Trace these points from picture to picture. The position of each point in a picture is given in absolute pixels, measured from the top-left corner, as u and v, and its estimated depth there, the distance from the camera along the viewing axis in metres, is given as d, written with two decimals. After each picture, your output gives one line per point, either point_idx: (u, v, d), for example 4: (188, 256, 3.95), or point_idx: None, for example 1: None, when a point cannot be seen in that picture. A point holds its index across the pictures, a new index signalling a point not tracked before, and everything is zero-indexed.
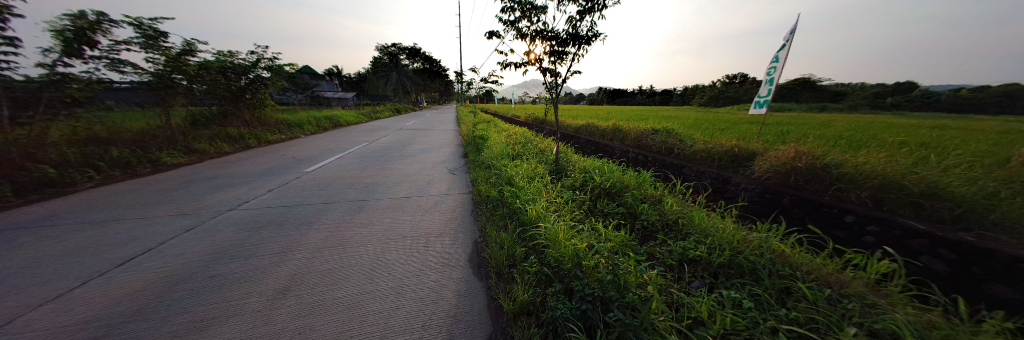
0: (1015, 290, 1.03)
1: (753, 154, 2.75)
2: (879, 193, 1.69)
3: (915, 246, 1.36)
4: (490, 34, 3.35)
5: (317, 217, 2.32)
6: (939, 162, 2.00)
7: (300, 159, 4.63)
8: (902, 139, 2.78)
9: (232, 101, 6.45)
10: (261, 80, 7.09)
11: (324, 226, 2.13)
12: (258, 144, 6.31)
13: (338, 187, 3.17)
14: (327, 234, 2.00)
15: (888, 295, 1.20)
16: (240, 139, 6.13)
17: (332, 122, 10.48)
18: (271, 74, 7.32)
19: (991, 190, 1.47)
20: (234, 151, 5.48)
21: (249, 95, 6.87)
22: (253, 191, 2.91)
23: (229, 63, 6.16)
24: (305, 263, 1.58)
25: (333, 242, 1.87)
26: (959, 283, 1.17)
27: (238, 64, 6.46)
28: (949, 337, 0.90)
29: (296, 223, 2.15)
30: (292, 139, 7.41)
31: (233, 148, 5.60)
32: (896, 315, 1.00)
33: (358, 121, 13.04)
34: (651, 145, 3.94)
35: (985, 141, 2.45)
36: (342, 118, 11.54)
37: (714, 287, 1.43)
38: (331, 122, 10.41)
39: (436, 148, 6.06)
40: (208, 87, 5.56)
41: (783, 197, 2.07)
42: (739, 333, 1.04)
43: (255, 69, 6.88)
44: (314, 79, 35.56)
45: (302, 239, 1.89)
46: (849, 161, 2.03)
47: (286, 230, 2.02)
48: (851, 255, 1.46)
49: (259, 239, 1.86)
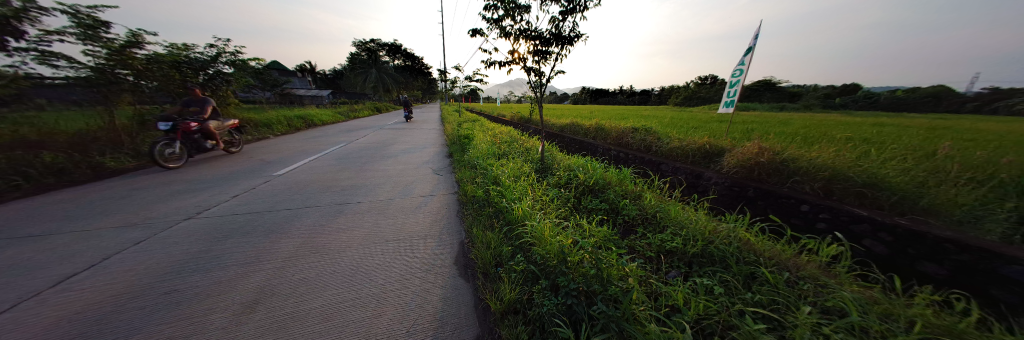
0: (941, 267, 1.21)
1: (722, 150, 2.96)
2: (829, 184, 1.90)
3: (858, 231, 1.55)
4: (472, 32, 3.30)
5: (289, 223, 2.18)
6: (878, 156, 2.26)
7: (269, 161, 4.31)
8: (849, 135, 3.11)
9: (188, 98, 5.87)
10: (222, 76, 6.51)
11: (299, 232, 2.02)
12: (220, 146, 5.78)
13: (315, 192, 2.99)
14: (301, 241, 1.88)
15: (837, 275, 1.35)
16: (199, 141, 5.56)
17: (306, 122, 9.84)
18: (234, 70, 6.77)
19: (918, 181, 1.70)
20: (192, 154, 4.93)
21: (208, 93, 6.29)
22: (215, 197, 2.68)
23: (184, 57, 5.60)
24: (276, 273, 1.48)
25: (310, 249, 1.78)
26: (895, 263, 1.36)
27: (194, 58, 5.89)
28: (885, 311, 1.04)
29: (268, 231, 2.01)
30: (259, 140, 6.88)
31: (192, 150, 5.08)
32: (843, 294, 1.14)
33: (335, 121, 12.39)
34: (631, 143, 4.09)
35: (916, 137, 2.80)
36: (317, 117, 10.88)
37: (688, 275, 1.54)
38: (304, 122, 9.77)
39: (420, 148, 5.90)
40: (160, 83, 5.03)
41: (748, 190, 2.24)
42: (711, 317, 1.13)
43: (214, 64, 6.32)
44: (283, 75, 33.14)
45: (274, 247, 1.77)
46: (804, 155, 2.25)
47: (256, 238, 1.89)
48: (805, 241, 1.64)
49: (224, 249, 1.73)
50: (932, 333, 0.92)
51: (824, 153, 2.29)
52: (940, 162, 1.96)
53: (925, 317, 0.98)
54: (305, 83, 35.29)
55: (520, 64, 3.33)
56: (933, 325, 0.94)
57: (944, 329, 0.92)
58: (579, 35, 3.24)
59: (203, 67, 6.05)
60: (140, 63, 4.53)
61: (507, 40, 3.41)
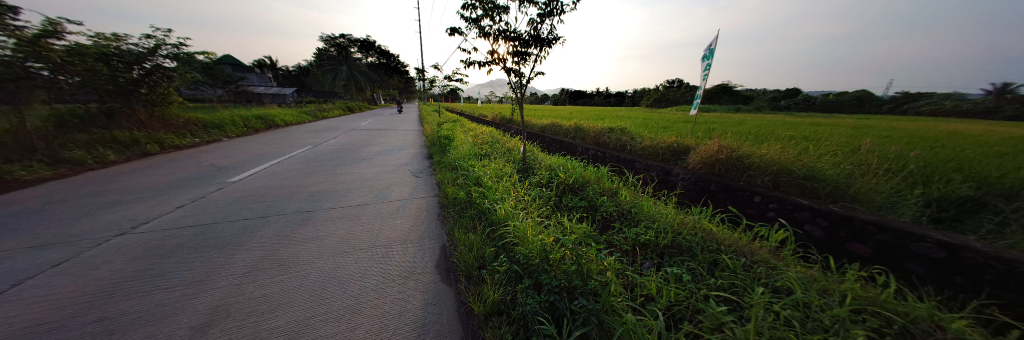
0: (864, 247, 1.45)
1: (687, 148, 3.20)
2: (777, 177, 2.15)
3: (800, 217, 1.78)
4: (451, 31, 3.24)
5: (248, 234, 1.97)
6: (814, 151, 2.61)
7: (222, 166, 3.88)
8: (791, 134, 3.53)
9: (120, 96, 5.08)
10: (162, 71, 5.71)
11: (261, 243, 1.84)
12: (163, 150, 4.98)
13: (279, 199, 2.74)
14: (262, 253, 1.72)
15: (784, 258, 1.54)
16: (134, 144, 4.72)
17: (265, 122, 8.97)
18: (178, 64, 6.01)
19: (845, 174, 1.99)
20: (127, 160, 4.20)
21: (145, 89, 5.49)
22: (156, 208, 2.35)
23: (114, 49, 4.83)
24: (233, 290, 1.33)
25: (273, 262, 1.62)
26: (830, 244, 1.59)
27: (127, 50, 5.08)
28: (820, 287, 1.21)
29: (223, 244, 1.81)
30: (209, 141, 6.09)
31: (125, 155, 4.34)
32: (789, 274, 1.31)
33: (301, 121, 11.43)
34: (607, 142, 4.28)
35: (843, 135, 3.26)
36: (279, 117, 9.96)
37: (660, 265, 1.66)
38: (263, 122, 8.90)
39: (396, 149, 5.65)
40: (83, 78, 4.36)
41: (710, 184, 2.44)
42: (680, 303, 1.24)
43: (153, 57, 5.52)
44: (236, 71, 29.92)
45: (231, 262, 1.59)
46: (755, 152, 2.51)
47: (208, 253, 1.69)
48: (758, 229, 1.85)
49: (169, 266, 1.52)
50: (861, 303, 1.12)
51: (772, 149, 2.58)
52: (862, 156, 2.31)
53: (853, 290, 1.17)
54: (263, 79, 32.28)
55: (500, 64, 3.33)
56: (860, 297, 1.14)
57: (870, 300, 1.12)
58: (557, 38, 3.32)
59: (139, 61, 5.25)
60: (59, 56, 3.95)
61: (486, 40, 3.40)
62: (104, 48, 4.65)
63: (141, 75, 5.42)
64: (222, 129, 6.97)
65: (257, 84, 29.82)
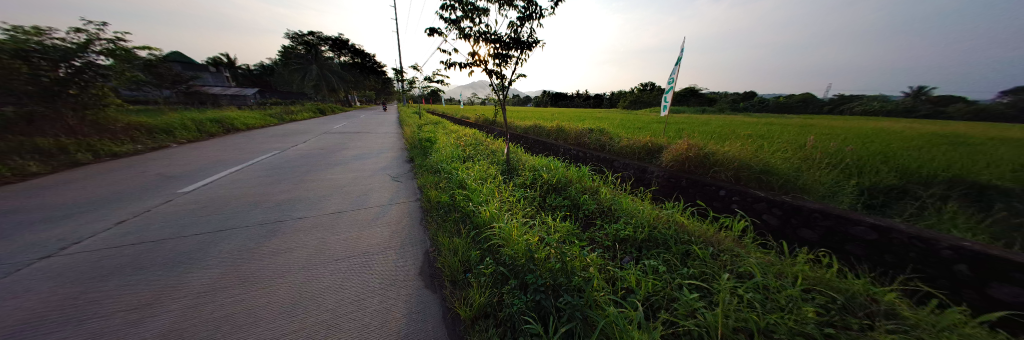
0: (811, 233, 1.65)
1: (661, 147, 3.40)
2: (738, 172, 2.36)
3: (758, 208, 1.97)
4: (430, 32, 3.17)
5: (204, 249, 1.78)
6: (770, 148, 2.90)
7: (172, 175, 3.45)
8: (750, 133, 3.88)
9: (44, 98, 4.38)
10: (95, 69, 5.01)
11: (221, 259, 1.67)
12: (97, 158, 4.33)
13: (241, 209, 2.50)
14: (222, 270, 1.56)
15: (745, 245, 1.70)
16: (62, 153, 4.05)
17: (223, 126, 8.16)
18: (114, 61, 5.31)
19: (794, 168, 2.23)
20: (51, 171, 3.59)
21: (75, 91, 4.80)
22: (89, 225, 2.04)
23: (33, 44, 4.22)
24: (186, 313, 1.18)
25: (236, 279, 1.48)
26: (783, 231, 1.80)
27: (50, 46, 4.43)
28: (775, 271, 1.36)
29: (175, 261, 1.62)
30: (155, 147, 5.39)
31: (48, 165, 3.71)
32: (749, 261, 1.45)
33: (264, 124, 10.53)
34: (588, 143, 4.42)
35: (793, 133, 3.64)
36: (239, 120, 9.12)
37: (638, 258, 1.75)
38: (221, 126, 8.09)
39: (374, 153, 5.40)
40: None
41: (681, 180, 2.61)
42: (657, 293, 1.33)
43: (85, 54, 4.85)
44: (184, 70, 26.92)
45: (185, 281, 1.43)
46: (719, 149, 2.73)
47: (155, 272, 1.49)
48: (723, 220, 2.02)
49: (107, 289, 1.33)
50: (810, 283, 1.27)
51: (734, 147, 2.82)
52: (809, 152, 2.60)
53: (802, 272, 1.33)
54: (219, 79, 29.32)
55: (481, 66, 3.32)
56: (809, 277, 1.29)
57: (816, 279, 1.27)
58: (537, 41, 3.37)
59: (67, 58, 4.59)
60: None
61: (466, 41, 3.36)
62: (21, 42, 4.12)
63: (70, 74, 4.71)
64: (171, 134, 6.18)
65: (212, 84, 27.08)
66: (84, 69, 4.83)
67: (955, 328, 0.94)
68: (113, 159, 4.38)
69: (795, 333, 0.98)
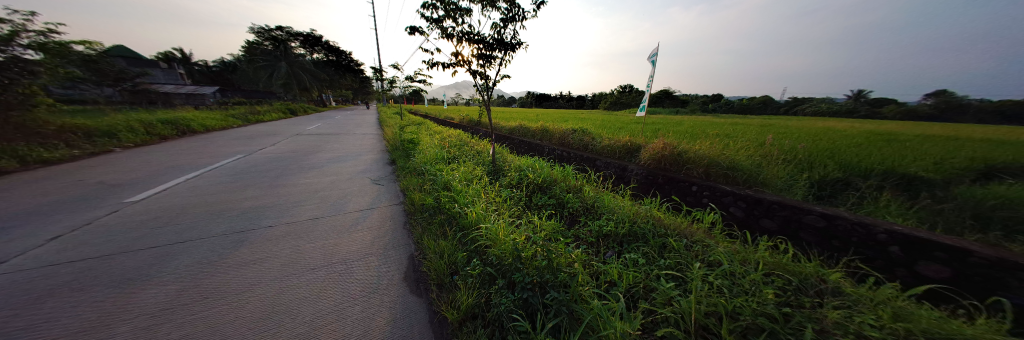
0: (771, 223, 1.82)
1: (639, 146, 3.57)
2: (708, 168, 2.54)
3: (726, 201, 2.14)
4: (411, 30, 3.08)
5: (159, 263, 1.60)
6: (736, 146, 3.14)
7: (118, 183, 3.06)
8: (719, 132, 4.16)
9: None
10: (22, 65, 4.33)
11: (179, 273, 1.51)
12: (23, 165, 3.74)
13: (203, 219, 2.28)
14: (180, 285, 1.41)
15: (714, 236, 1.85)
16: None
17: (178, 127, 7.37)
18: (44, 56, 4.62)
19: (756, 164, 2.45)
20: None
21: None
22: (13, 242, 1.76)
23: None
24: (138, 335, 1.05)
25: (196, 293, 1.34)
26: (747, 222, 1.97)
27: None
28: (740, 258, 1.50)
29: (123, 278, 1.44)
30: (93, 151, 4.74)
31: None
32: (718, 250, 1.58)
33: (227, 125, 9.64)
34: (572, 143, 4.53)
35: (755, 132, 3.97)
36: (196, 121, 8.28)
37: (619, 252, 1.84)
38: (174, 127, 7.29)
39: (351, 155, 5.15)
40: None
41: (658, 177, 2.76)
42: (637, 284, 1.41)
43: (10, 47, 4.19)
44: (126, 64, 23.96)
45: (135, 299, 1.27)
46: (691, 148, 2.92)
47: (98, 291, 1.31)
48: (696, 213, 2.17)
49: (37, 315, 1.15)
50: (769, 267, 1.41)
51: (704, 146, 3.03)
52: (769, 149, 2.86)
53: (763, 258, 1.47)
54: (172, 76, 26.50)
55: (464, 67, 3.29)
56: (769, 262, 1.43)
57: (774, 264, 1.41)
58: (520, 43, 3.39)
59: None
60: None
61: (449, 41, 3.31)
62: None
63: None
64: (115, 137, 5.46)
65: (161, 81, 24.38)
66: (8, 65, 4.17)
67: (889, 302, 1.09)
68: (43, 166, 3.81)
69: (758, 313, 1.08)
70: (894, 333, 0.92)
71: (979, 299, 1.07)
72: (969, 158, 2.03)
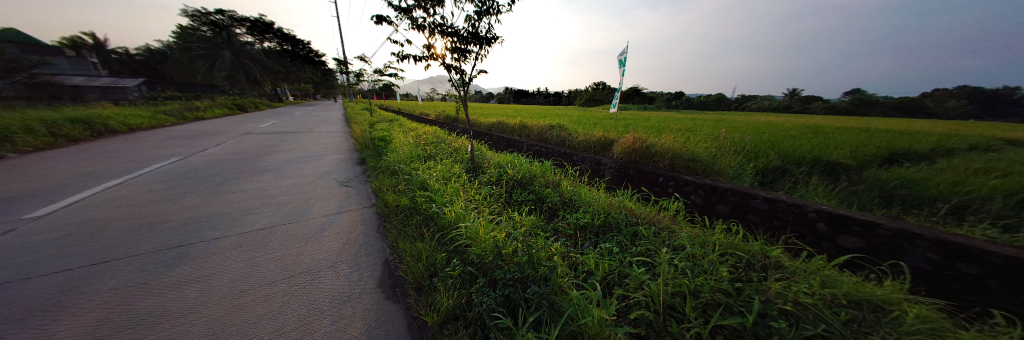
0: (726, 208, 2.01)
1: (612, 140, 3.73)
2: (672, 160, 2.73)
3: (687, 189, 2.31)
4: (378, 19, 2.88)
5: (74, 288, 1.34)
6: (698, 139, 3.40)
7: (13, 195, 2.50)
8: (682, 127, 4.49)
9: None
10: None
11: (97, 298, 1.27)
12: None
13: (131, 233, 1.95)
14: (101, 311, 1.19)
15: (679, 222, 2.01)
16: None
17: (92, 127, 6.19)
18: None
19: (714, 155, 2.69)
20: None
21: None
22: None
23: None
24: None
25: (122, 320, 1.14)
26: (705, 209, 2.15)
27: None
28: (700, 241, 1.64)
29: (17, 310, 1.17)
30: None
31: None
32: (682, 235, 1.71)
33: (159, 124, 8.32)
34: (550, 139, 4.60)
35: (713, 126, 4.35)
36: (117, 119, 7.03)
37: (595, 242, 1.92)
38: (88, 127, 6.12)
39: (315, 155, 4.74)
40: None
41: (628, 170, 2.91)
42: (613, 272, 1.48)
43: None
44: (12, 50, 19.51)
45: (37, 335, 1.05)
46: (658, 141, 3.11)
47: None
48: (663, 202, 2.33)
49: None
50: (725, 248, 1.56)
51: (670, 139, 3.25)
52: (724, 142, 3.15)
53: (720, 240, 1.62)
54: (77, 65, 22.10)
55: (438, 60, 3.16)
56: (724, 244, 1.59)
57: (729, 245, 1.57)
58: (496, 37, 3.34)
59: None
60: None
61: (420, 32, 3.15)
62: None
63: None
64: (6, 140, 4.45)
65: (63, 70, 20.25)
66: None
67: (818, 271, 1.27)
68: None
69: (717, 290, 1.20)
70: (823, 299, 1.06)
71: (884, 263, 1.28)
72: (876, 147, 2.42)
